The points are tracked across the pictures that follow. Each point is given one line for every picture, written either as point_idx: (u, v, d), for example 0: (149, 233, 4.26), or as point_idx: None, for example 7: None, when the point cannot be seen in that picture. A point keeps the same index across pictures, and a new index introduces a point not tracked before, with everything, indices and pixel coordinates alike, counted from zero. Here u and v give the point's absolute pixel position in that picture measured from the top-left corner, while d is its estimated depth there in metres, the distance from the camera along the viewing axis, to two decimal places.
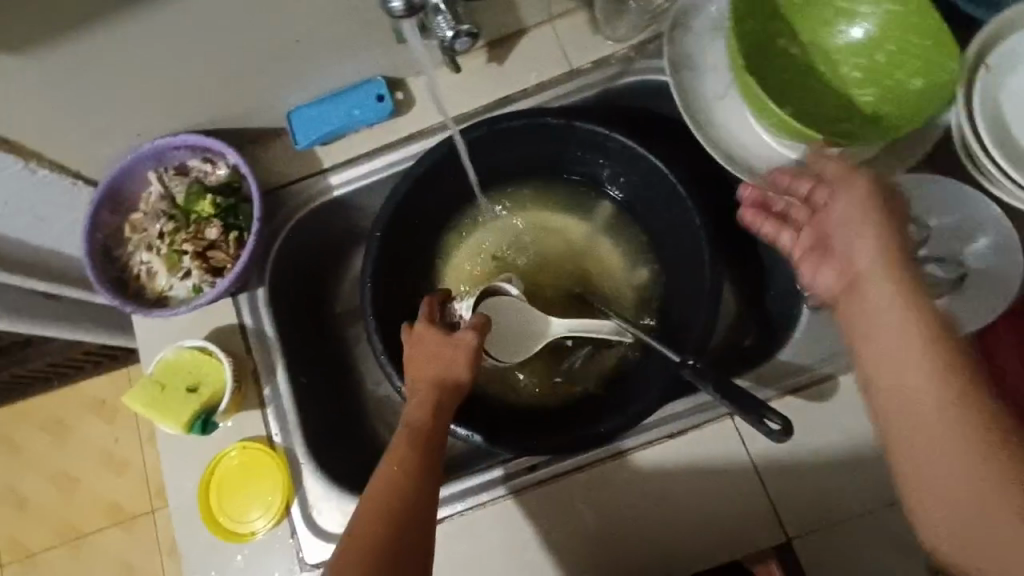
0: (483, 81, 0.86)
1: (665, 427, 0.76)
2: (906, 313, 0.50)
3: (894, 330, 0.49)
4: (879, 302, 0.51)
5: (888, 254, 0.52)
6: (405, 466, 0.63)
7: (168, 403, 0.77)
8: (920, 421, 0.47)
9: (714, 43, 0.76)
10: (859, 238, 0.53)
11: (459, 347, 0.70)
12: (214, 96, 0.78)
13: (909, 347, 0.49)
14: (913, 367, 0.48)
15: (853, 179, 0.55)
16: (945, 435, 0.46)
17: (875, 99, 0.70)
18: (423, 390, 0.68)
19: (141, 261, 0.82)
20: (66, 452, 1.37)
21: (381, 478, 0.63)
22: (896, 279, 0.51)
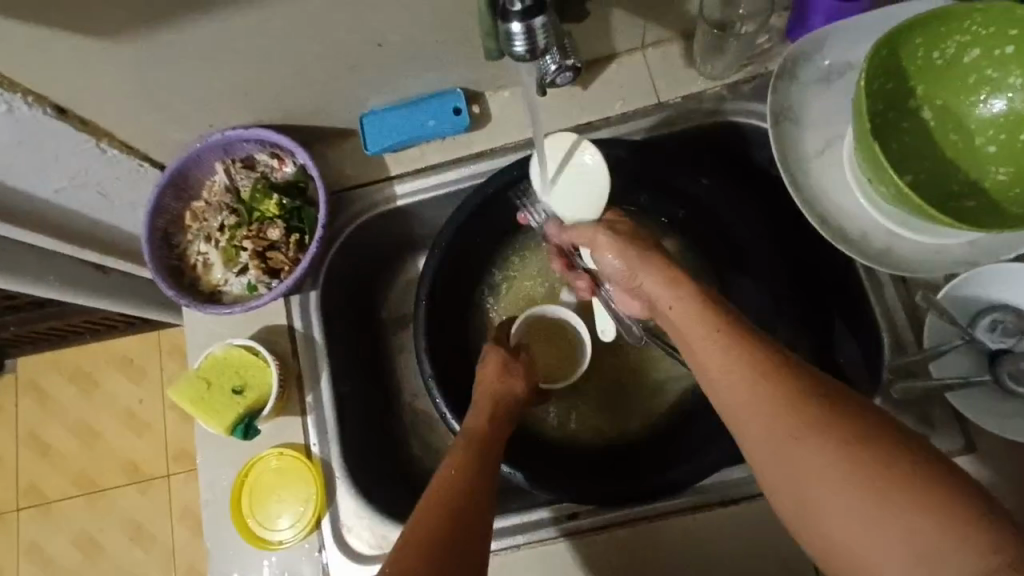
0: (565, 104, 0.83)
1: (717, 492, 0.73)
2: (703, 327, 0.58)
3: (751, 404, 0.52)
4: (724, 384, 0.54)
5: (707, 328, 0.57)
6: (462, 460, 0.63)
7: (212, 402, 0.75)
8: (782, 446, 0.49)
9: (822, 96, 0.71)
10: (681, 321, 0.60)
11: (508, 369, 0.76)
12: (291, 94, 0.76)
13: (722, 356, 0.55)
14: (735, 374, 0.54)
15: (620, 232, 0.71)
16: (842, 498, 0.46)
17: (1010, 179, 0.65)
18: (482, 404, 0.71)
19: (199, 252, 0.81)
20: (92, 406, 1.38)
21: (444, 475, 0.61)
22: (706, 328, 0.57)
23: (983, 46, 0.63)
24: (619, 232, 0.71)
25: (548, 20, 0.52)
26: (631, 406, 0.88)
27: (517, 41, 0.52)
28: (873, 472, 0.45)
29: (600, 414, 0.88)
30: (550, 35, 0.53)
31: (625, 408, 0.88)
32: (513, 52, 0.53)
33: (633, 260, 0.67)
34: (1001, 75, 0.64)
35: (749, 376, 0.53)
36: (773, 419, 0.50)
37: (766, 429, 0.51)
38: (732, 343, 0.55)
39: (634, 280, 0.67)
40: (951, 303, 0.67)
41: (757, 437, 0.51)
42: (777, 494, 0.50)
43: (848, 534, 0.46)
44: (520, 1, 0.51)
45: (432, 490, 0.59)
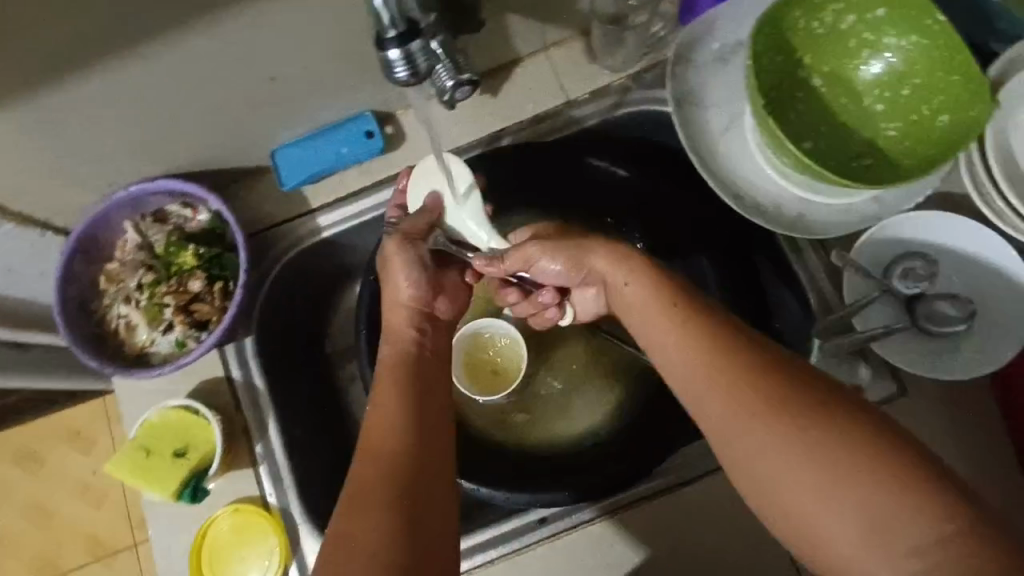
0: (478, 113, 0.83)
1: (677, 474, 0.74)
2: (655, 303, 0.57)
3: (708, 379, 0.50)
4: (679, 360, 0.53)
5: (661, 303, 0.56)
6: (393, 406, 0.56)
7: (154, 470, 0.72)
8: (743, 421, 0.48)
9: (720, 75, 0.73)
10: (634, 297, 0.59)
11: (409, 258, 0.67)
12: (192, 139, 0.73)
13: (676, 331, 0.54)
14: (690, 347, 0.53)
15: (552, 233, 0.68)
16: (796, 472, 0.45)
17: (899, 134, 0.68)
18: (397, 332, 0.64)
19: (119, 315, 0.77)
20: (42, 484, 1.30)
21: (373, 440, 0.54)
22: (660, 305, 0.56)
23: (856, 12, 0.66)
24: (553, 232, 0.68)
25: (427, 42, 0.52)
26: (589, 406, 0.86)
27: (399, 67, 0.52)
28: (833, 448, 0.44)
29: (559, 413, 0.86)
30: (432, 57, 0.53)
31: (584, 405, 0.86)
32: (396, 78, 0.53)
33: (576, 252, 0.64)
34: (877, 37, 0.67)
35: (705, 351, 0.52)
36: (731, 392, 0.49)
37: (725, 403, 0.49)
38: (688, 317, 0.54)
39: (580, 271, 0.65)
40: (867, 256, 0.70)
41: (716, 413, 0.49)
42: (738, 472, 0.49)
43: (807, 508, 0.45)
44: (394, 28, 0.51)
45: (370, 458, 0.52)
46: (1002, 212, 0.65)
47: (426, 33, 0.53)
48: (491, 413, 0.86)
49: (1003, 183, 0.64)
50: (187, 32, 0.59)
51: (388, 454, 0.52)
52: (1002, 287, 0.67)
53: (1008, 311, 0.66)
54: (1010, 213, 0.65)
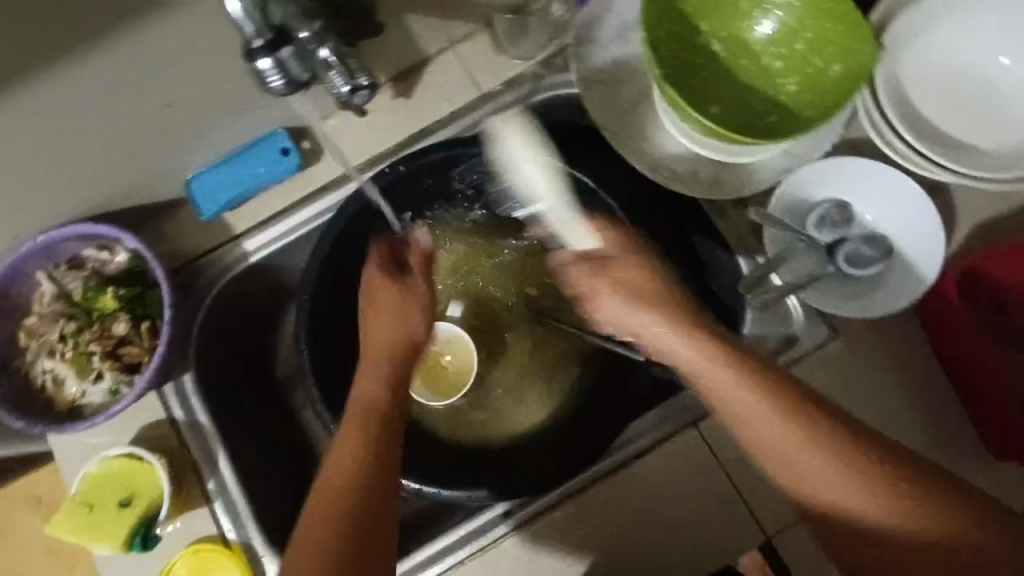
0: (394, 118, 0.82)
1: (633, 446, 0.74)
2: (735, 383, 0.57)
3: (783, 431, 0.56)
4: (751, 418, 0.57)
5: (737, 382, 0.57)
6: (353, 448, 0.60)
7: (99, 524, 0.69)
8: (830, 488, 0.56)
9: (623, 50, 0.74)
10: (709, 373, 0.58)
11: (408, 299, 0.66)
12: (96, 176, 0.71)
13: (762, 412, 0.56)
14: (775, 428, 0.56)
15: (619, 278, 0.63)
16: (863, 499, 0.55)
17: (798, 88, 0.70)
18: (376, 363, 0.64)
19: (45, 370, 0.74)
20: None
21: (329, 477, 0.59)
22: (741, 385, 0.57)
23: None
24: (620, 279, 0.63)
25: (298, 49, 0.52)
26: (544, 395, 0.85)
27: (273, 77, 0.52)
28: (905, 511, 0.55)
29: (514, 406, 0.85)
30: (305, 62, 0.53)
31: (536, 394, 0.85)
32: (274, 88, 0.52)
33: (637, 308, 0.62)
34: None
35: (777, 409, 0.56)
36: (807, 441, 0.56)
37: (810, 473, 0.56)
38: (767, 398, 0.56)
39: (636, 328, 0.62)
40: (785, 213, 0.71)
41: (800, 479, 0.57)
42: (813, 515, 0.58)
43: (873, 547, 0.57)
44: (260, 37, 0.50)
45: (323, 495, 0.58)
46: (903, 151, 0.69)
47: (292, 37, 0.52)
48: (440, 413, 0.85)
49: (898, 126, 0.68)
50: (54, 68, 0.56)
51: (340, 496, 0.58)
52: (913, 224, 0.69)
53: (912, 263, 0.68)
54: (910, 151, 0.69)
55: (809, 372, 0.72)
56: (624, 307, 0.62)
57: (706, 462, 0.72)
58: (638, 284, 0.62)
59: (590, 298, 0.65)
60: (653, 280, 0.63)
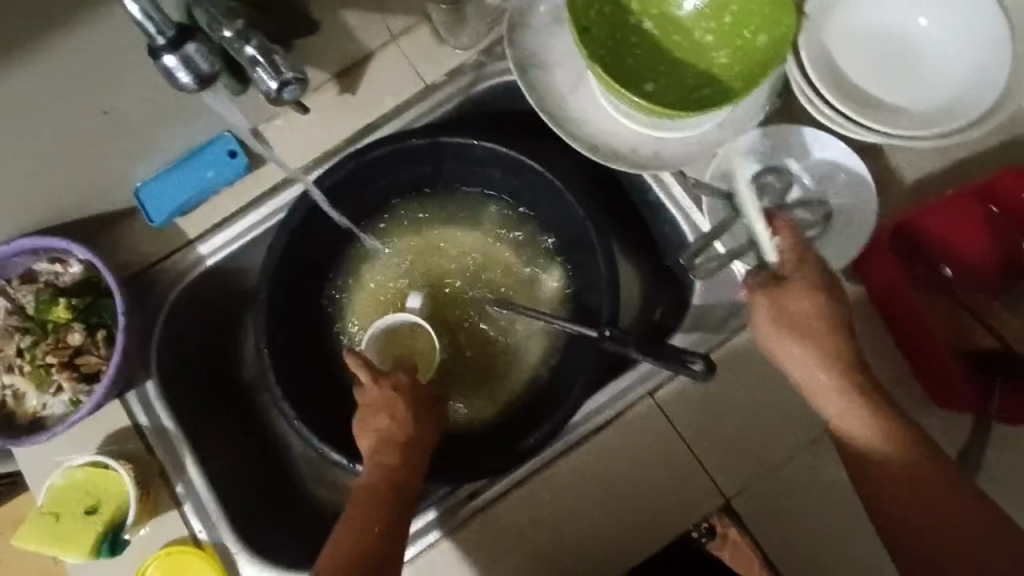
0: (340, 115, 0.83)
1: (592, 422, 0.75)
2: (866, 415, 0.61)
3: (878, 429, 0.61)
4: (870, 445, 0.61)
5: (872, 415, 0.61)
6: (371, 508, 0.64)
7: (65, 533, 0.70)
8: (925, 526, 0.58)
9: (558, 34, 0.76)
10: (841, 405, 0.63)
11: (391, 402, 0.70)
12: (40, 188, 0.71)
13: (889, 441, 0.61)
14: (894, 458, 0.60)
15: (807, 301, 0.64)
16: (946, 531, 0.58)
17: (729, 60, 0.71)
18: (383, 450, 0.68)
19: (4, 385, 0.74)
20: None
21: (345, 531, 0.62)
22: (876, 420, 0.61)
23: None
24: (798, 303, 0.64)
25: (203, 45, 0.53)
26: (506, 379, 0.87)
27: (181, 73, 0.53)
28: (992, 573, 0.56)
29: (479, 390, 0.87)
30: (212, 58, 0.54)
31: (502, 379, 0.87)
32: (182, 85, 0.53)
33: (809, 331, 0.64)
34: None
35: (876, 414, 0.61)
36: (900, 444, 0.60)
37: (911, 507, 0.59)
38: (896, 433, 0.61)
39: (782, 347, 0.65)
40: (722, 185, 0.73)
41: (902, 510, 0.59)
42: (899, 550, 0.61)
43: None
44: (163, 35, 0.51)
45: (341, 548, 0.61)
46: (834, 117, 0.70)
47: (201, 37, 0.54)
48: None
49: (825, 93, 0.70)
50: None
51: (353, 548, 0.61)
52: (843, 185, 0.71)
53: (851, 215, 0.71)
54: (840, 116, 0.70)
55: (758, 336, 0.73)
56: (788, 324, 0.64)
57: (665, 432, 0.74)
58: (814, 310, 0.64)
59: (779, 303, 0.65)
60: (829, 313, 0.64)
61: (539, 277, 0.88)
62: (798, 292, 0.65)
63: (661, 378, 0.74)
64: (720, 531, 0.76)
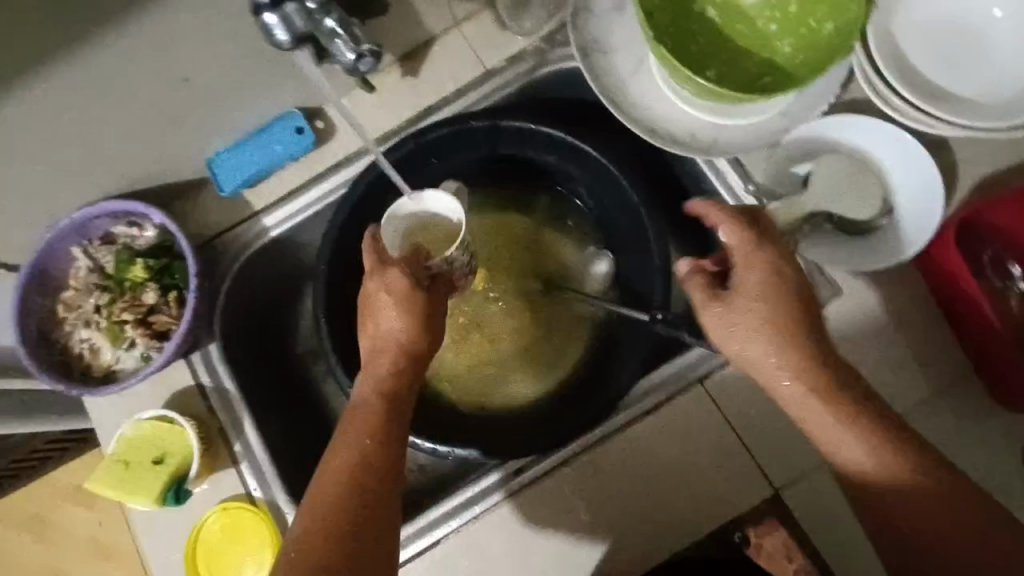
0: (403, 97, 0.85)
1: (642, 404, 0.75)
2: (824, 410, 0.59)
3: (849, 434, 0.58)
4: (831, 438, 0.59)
5: (832, 411, 0.59)
6: (361, 433, 0.62)
7: (135, 480, 0.74)
8: (903, 507, 0.57)
9: (621, 20, 0.77)
10: (796, 398, 0.60)
11: (396, 302, 0.65)
12: (124, 155, 0.76)
13: (845, 439, 0.58)
14: (858, 454, 0.58)
15: (753, 302, 0.61)
16: (932, 516, 0.56)
17: (793, 49, 0.72)
18: (383, 360, 0.65)
19: (82, 339, 0.79)
20: (55, 549, 1.33)
21: (337, 456, 0.61)
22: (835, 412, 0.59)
23: None
24: (742, 301, 0.62)
25: (298, 6, 0.58)
26: (557, 360, 0.88)
27: (278, 31, 0.58)
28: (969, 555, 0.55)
29: (530, 369, 0.88)
30: (306, 18, 0.59)
31: (547, 359, 0.88)
32: (277, 40, 0.58)
33: (761, 331, 0.61)
34: None
35: (838, 411, 0.59)
36: (869, 442, 0.58)
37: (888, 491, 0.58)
38: (858, 425, 0.58)
39: (731, 344, 0.62)
40: (773, 181, 0.75)
41: (881, 492, 0.58)
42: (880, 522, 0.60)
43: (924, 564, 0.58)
44: None
45: (329, 478, 0.60)
46: (904, 109, 0.70)
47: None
48: (460, 382, 0.88)
49: (898, 84, 0.69)
50: None
51: (341, 479, 0.60)
52: (905, 176, 0.70)
53: (914, 222, 0.69)
54: (910, 109, 0.70)
55: None
56: (736, 323, 0.62)
57: (713, 419, 0.74)
58: (757, 309, 0.61)
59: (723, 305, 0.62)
60: (779, 313, 0.61)
61: (588, 265, 0.91)
62: (749, 290, 0.62)
63: (711, 366, 0.74)
64: (755, 540, 0.70)
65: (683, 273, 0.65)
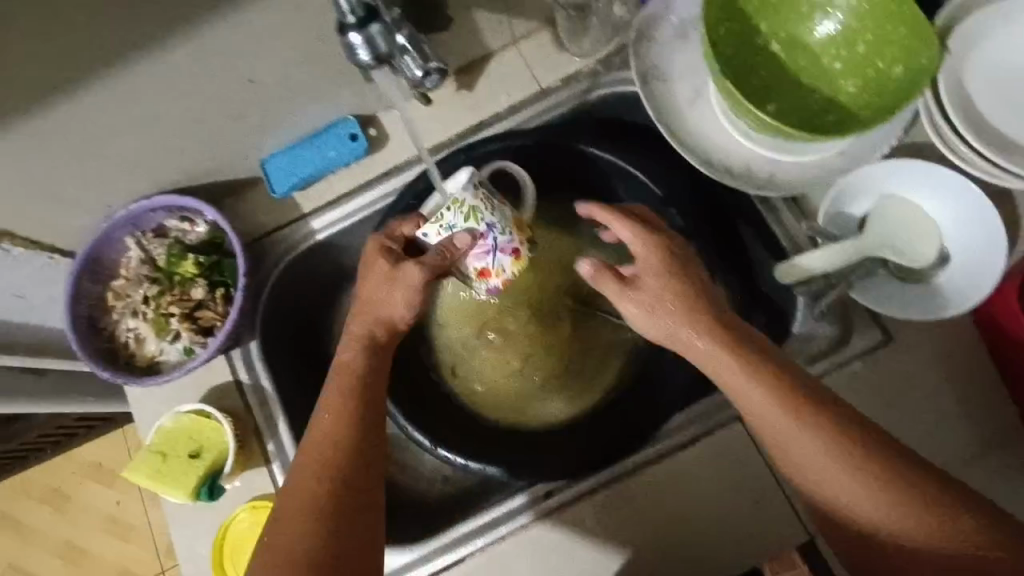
0: (456, 111, 0.86)
1: (679, 436, 0.75)
2: (746, 381, 0.59)
3: (773, 409, 0.58)
4: (759, 412, 0.58)
5: (758, 383, 0.59)
6: (338, 408, 0.63)
7: (172, 473, 0.75)
8: (843, 488, 0.56)
9: (682, 49, 0.76)
10: (721, 370, 0.61)
11: (382, 275, 0.67)
12: (184, 152, 0.77)
13: (768, 411, 0.58)
14: (790, 431, 0.57)
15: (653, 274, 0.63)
16: (875, 497, 0.55)
17: (858, 90, 0.70)
18: (360, 332, 0.67)
19: (128, 328, 0.81)
20: (72, 525, 1.35)
21: (318, 432, 0.62)
22: (756, 383, 0.59)
23: None
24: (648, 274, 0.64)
25: (383, 26, 0.57)
26: (596, 382, 0.87)
27: (360, 50, 0.57)
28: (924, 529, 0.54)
29: (570, 391, 0.87)
30: (389, 39, 0.58)
31: (585, 380, 0.88)
32: (360, 61, 0.57)
33: (671, 305, 0.62)
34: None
35: (763, 384, 0.58)
36: (789, 415, 0.57)
37: (824, 472, 0.56)
38: (780, 397, 0.58)
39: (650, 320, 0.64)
40: (832, 224, 0.73)
41: (816, 477, 0.57)
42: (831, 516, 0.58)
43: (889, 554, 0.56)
44: (352, 13, 0.56)
45: (310, 453, 0.61)
46: (969, 156, 0.68)
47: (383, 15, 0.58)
48: (504, 406, 0.87)
49: (965, 131, 0.68)
50: (156, 47, 0.62)
51: (321, 454, 0.61)
52: (964, 222, 0.69)
53: (976, 271, 0.67)
54: (976, 157, 0.68)
55: (860, 373, 0.72)
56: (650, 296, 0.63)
57: (750, 458, 0.73)
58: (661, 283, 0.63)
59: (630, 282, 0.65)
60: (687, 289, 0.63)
61: None
62: (650, 263, 0.64)
63: None
64: None
65: (587, 273, 0.66)
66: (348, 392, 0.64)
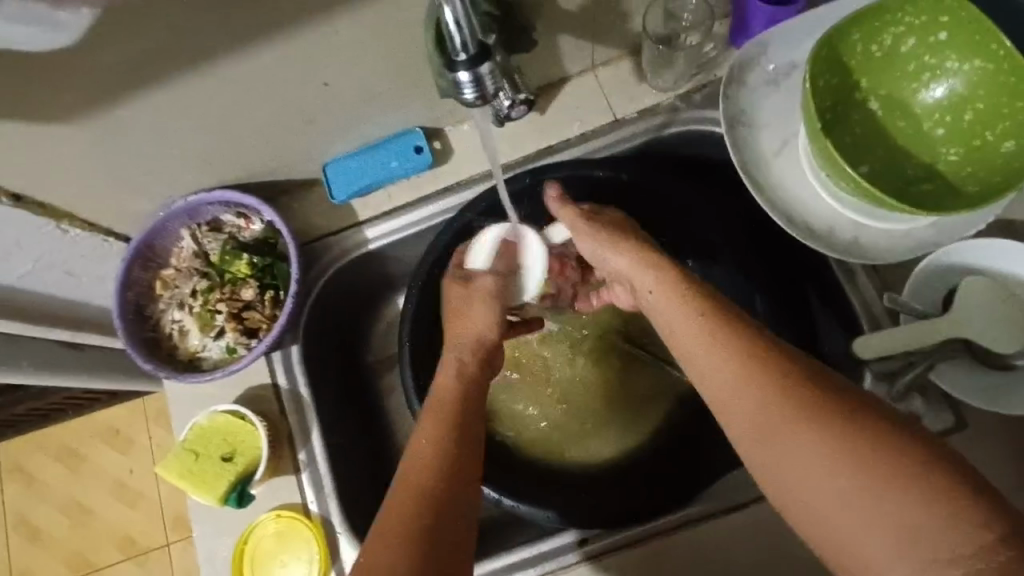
0: (525, 132, 0.83)
1: (722, 500, 0.72)
2: (681, 309, 0.57)
3: (700, 340, 0.55)
4: (694, 353, 0.55)
5: (694, 316, 0.56)
6: (436, 431, 0.58)
7: (204, 475, 0.75)
8: (775, 424, 0.49)
9: (772, 97, 0.73)
10: (661, 301, 0.59)
11: (483, 294, 0.67)
12: (250, 150, 0.76)
13: (703, 346, 0.54)
14: (719, 364, 0.53)
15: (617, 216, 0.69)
16: (816, 436, 0.46)
17: (961, 159, 0.66)
18: (463, 360, 0.64)
19: (173, 321, 0.80)
20: (83, 485, 1.35)
21: (413, 456, 0.57)
22: (691, 315, 0.56)
23: (918, 35, 0.65)
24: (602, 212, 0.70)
25: (494, 66, 0.55)
26: (636, 419, 0.85)
27: (467, 88, 0.55)
28: (879, 472, 0.44)
29: (621, 430, 0.84)
30: (497, 79, 0.56)
31: (630, 416, 0.85)
32: (466, 98, 0.56)
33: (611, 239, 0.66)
34: (939, 61, 0.65)
35: (707, 325, 0.55)
36: (719, 348, 0.53)
37: (762, 418, 0.49)
38: (713, 331, 0.54)
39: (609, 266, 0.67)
40: (917, 298, 0.69)
41: (752, 427, 0.50)
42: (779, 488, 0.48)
43: (845, 525, 0.44)
44: (464, 50, 0.54)
45: (404, 488, 0.54)
46: None
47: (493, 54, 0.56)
48: (560, 446, 0.84)
49: None
50: (240, 48, 0.60)
51: (418, 479, 0.55)
52: None
53: None
54: None
55: None
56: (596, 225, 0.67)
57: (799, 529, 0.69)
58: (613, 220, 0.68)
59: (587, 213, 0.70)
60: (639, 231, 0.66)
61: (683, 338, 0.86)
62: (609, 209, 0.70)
63: None
64: None
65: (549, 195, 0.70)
66: (445, 418, 0.59)
